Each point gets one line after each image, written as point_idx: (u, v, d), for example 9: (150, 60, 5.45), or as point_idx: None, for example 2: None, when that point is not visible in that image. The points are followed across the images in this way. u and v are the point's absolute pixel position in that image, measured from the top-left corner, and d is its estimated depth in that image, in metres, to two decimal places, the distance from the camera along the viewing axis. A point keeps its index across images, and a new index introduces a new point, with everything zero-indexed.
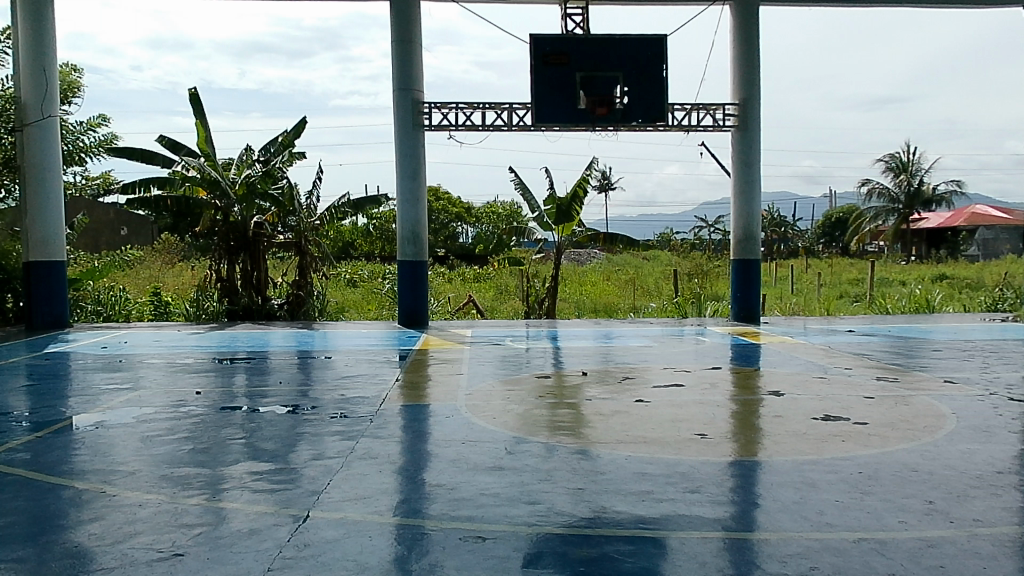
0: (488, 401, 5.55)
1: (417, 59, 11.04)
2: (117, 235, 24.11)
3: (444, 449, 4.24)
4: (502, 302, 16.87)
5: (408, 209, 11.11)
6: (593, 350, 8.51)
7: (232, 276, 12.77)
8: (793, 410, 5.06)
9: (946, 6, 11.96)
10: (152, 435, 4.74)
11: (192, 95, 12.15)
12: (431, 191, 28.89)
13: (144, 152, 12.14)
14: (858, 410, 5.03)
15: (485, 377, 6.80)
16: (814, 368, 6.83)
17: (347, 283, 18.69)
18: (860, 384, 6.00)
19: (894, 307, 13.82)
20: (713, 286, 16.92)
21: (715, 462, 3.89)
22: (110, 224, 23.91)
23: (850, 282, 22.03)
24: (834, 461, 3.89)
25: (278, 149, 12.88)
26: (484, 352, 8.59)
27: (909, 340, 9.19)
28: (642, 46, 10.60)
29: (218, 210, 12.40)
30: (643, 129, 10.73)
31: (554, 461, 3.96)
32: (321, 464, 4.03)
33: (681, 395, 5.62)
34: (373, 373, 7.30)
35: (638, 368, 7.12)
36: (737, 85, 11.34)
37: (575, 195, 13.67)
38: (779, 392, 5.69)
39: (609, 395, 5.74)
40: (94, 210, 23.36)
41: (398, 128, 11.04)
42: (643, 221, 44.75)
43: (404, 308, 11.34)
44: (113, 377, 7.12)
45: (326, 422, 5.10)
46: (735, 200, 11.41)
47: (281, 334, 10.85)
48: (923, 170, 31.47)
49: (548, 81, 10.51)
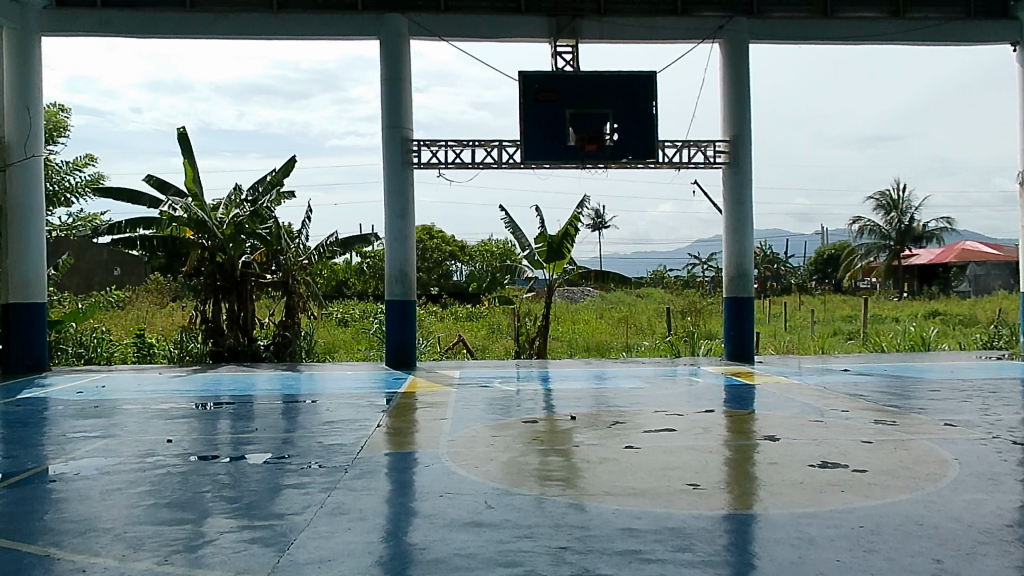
0: (472, 448, 5.32)
1: (406, 97, 10.98)
2: (111, 275, 23.90)
3: (423, 502, 4.02)
4: (494, 341, 16.68)
5: (396, 248, 10.95)
6: (584, 392, 8.29)
7: (218, 317, 12.55)
8: (789, 457, 4.85)
9: (934, 44, 11.99)
10: (116, 487, 4.51)
11: (181, 134, 12.04)
12: (425, 229, 28.85)
13: (131, 192, 12.01)
14: (858, 456, 4.82)
15: (471, 421, 6.57)
16: (811, 411, 6.62)
17: (338, 323, 18.48)
18: (858, 427, 5.79)
19: (890, 344, 13.64)
20: (706, 324, 16.74)
21: (708, 516, 3.68)
22: (105, 264, 23.72)
23: (844, 319, 21.91)
24: (833, 515, 3.68)
25: (267, 188, 12.76)
26: (471, 393, 8.38)
27: (906, 380, 8.99)
28: (633, 83, 10.56)
29: (205, 250, 12.21)
30: (634, 166, 10.66)
31: (537, 517, 3.74)
32: (291, 520, 3.82)
33: (673, 441, 5.41)
34: (357, 418, 7.06)
35: (630, 410, 6.90)
36: (728, 122, 11.30)
37: (566, 233, 13.58)
38: (775, 437, 5.48)
39: (598, 441, 5.52)
40: (88, 251, 23.20)
41: (386, 166, 10.94)
42: (637, 259, 44.84)
43: (391, 348, 11.12)
44: (86, 424, 6.88)
45: (300, 472, 4.88)
46: (727, 237, 11.30)
47: (266, 377, 10.59)
48: (914, 208, 31.60)
49: (537, 117, 10.45)
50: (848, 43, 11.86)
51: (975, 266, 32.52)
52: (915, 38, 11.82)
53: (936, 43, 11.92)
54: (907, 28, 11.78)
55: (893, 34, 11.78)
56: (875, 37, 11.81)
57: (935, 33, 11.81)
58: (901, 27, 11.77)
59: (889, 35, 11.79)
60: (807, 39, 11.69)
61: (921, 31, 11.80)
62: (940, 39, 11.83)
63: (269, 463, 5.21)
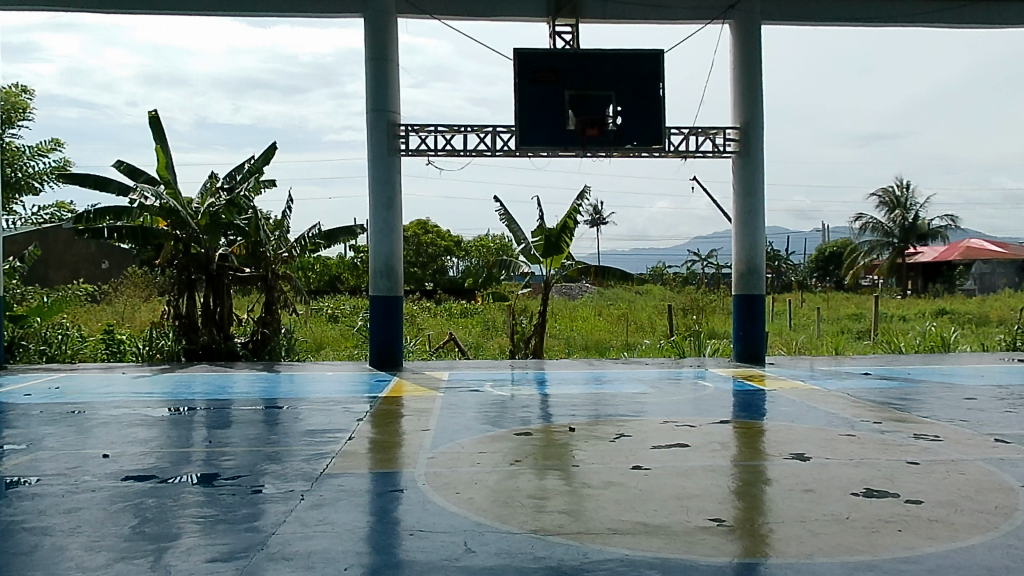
0: (454, 468, 4.58)
1: (393, 79, 10.21)
2: (98, 267, 23.10)
3: (387, 545, 3.28)
4: (488, 339, 15.97)
5: (382, 240, 10.20)
6: (582, 398, 7.52)
7: (191, 312, 11.78)
8: (826, 483, 4.11)
9: (958, 27, 11.24)
10: (23, 517, 3.76)
11: (153, 117, 11.28)
12: (420, 224, 28.03)
13: (100, 178, 11.25)
14: (907, 482, 4.09)
15: (457, 433, 5.82)
16: (839, 423, 5.87)
17: (327, 319, 17.71)
18: (897, 444, 5.05)
19: (908, 345, 12.93)
20: (711, 322, 16.01)
21: (742, 569, 2.95)
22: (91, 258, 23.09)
23: (850, 318, 21.22)
24: (898, 567, 2.95)
25: (245, 176, 11.98)
26: (460, 399, 7.62)
27: (935, 386, 8.25)
28: (638, 63, 9.81)
29: (179, 241, 11.49)
30: (638, 154, 9.91)
31: (528, 565, 3.01)
32: (221, 567, 3.08)
33: (687, 460, 4.66)
34: (329, 429, 6.30)
35: (634, 421, 6.14)
36: (738, 108, 10.53)
37: (565, 226, 12.82)
38: (805, 456, 4.74)
39: (599, 459, 4.78)
40: (72, 246, 22.54)
41: (372, 152, 10.19)
42: (635, 255, 44.27)
43: (375, 349, 10.38)
44: (21, 432, 6.11)
45: (247, 498, 4.13)
46: (737, 232, 10.59)
47: (243, 378, 9.87)
48: (918, 205, 30.92)
49: (534, 99, 9.70)
50: (865, 24, 11.12)
51: (979, 264, 31.88)
52: (940, 20, 11.07)
53: (958, 26, 11.18)
54: (929, 10, 11.04)
55: (914, 15, 11.03)
56: (894, 19, 11.05)
57: (960, 16, 11.08)
58: (922, 8, 11.05)
59: (909, 17, 11.05)
60: (823, 20, 10.95)
61: (945, 12, 11.06)
62: (965, 21, 11.09)
63: (217, 484, 4.46)
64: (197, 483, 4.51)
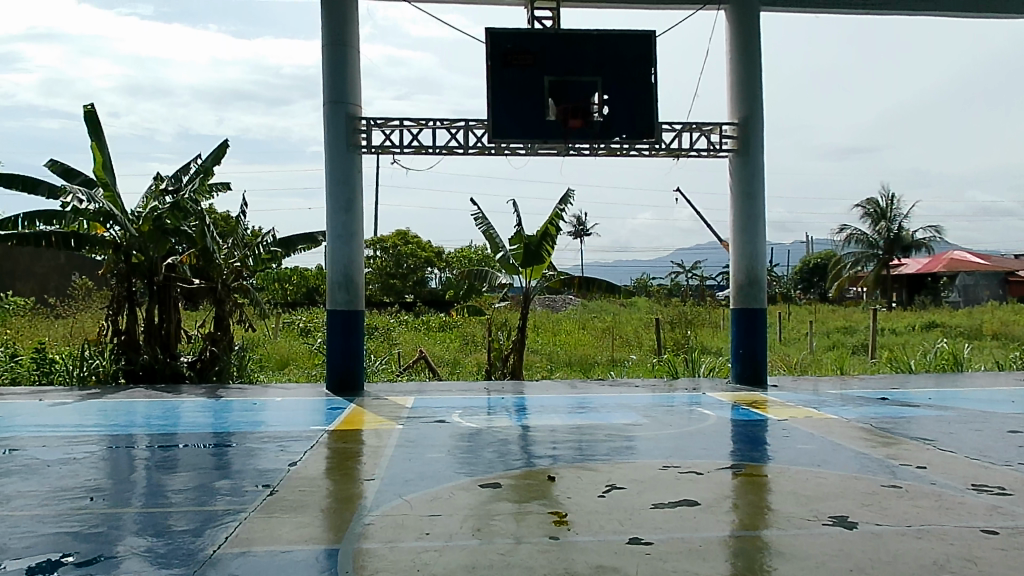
0: (394, 544, 3.49)
1: (353, 66, 9.17)
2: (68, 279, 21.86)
3: None
4: (466, 354, 14.96)
5: (339, 246, 9.12)
6: (564, 432, 6.41)
7: (133, 328, 10.62)
8: (893, 567, 3.06)
9: (970, 15, 10.34)
10: None
11: (88, 112, 10.15)
12: (400, 235, 26.87)
13: (28, 180, 10.10)
14: (998, 568, 3.04)
15: (410, 483, 4.72)
16: (876, 468, 4.84)
17: (298, 333, 16.60)
18: (959, 501, 4.00)
19: (918, 363, 11.92)
20: (701, 337, 15.02)
21: None
22: (62, 269, 21.71)
23: (840, 331, 20.38)
24: None
25: (192, 177, 10.89)
26: (424, 432, 6.54)
27: (966, 413, 7.27)
28: (625, 47, 8.83)
29: (118, 249, 10.37)
30: (627, 149, 8.92)
31: None
32: None
33: (702, 530, 3.59)
34: (258, 476, 5.18)
35: (629, 465, 5.08)
36: (736, 103, 9.57)
37: (546, 233, 11.78)
38: (850, 521, 3.68)
39: (584, 524, 3.69)
40: (41, 257, 21.24)
41: (329, 148, 9.11)
42: (619, 267, 43.60)
43: (333, 369, 9.27)
44: None
45: None
46: (735, 239, 9.60)
47: (186, 404, 8.75)
48: (902, 216, 29.98)
49: (509, 85, 8.68)
50: (870, 13, 10.20)
51: (964, 276, 31.48)
52: (950, 8, 10.19)
53: (971, 14, 10.28)
54: None
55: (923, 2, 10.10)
56: (901, 7, 10.10)
57: (970, 5, 10.24)
58: None
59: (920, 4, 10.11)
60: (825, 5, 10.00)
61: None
62: (974, 11, 10.26)
63: (60, 574, 3.30)
64: (36, 570, 3.35)
